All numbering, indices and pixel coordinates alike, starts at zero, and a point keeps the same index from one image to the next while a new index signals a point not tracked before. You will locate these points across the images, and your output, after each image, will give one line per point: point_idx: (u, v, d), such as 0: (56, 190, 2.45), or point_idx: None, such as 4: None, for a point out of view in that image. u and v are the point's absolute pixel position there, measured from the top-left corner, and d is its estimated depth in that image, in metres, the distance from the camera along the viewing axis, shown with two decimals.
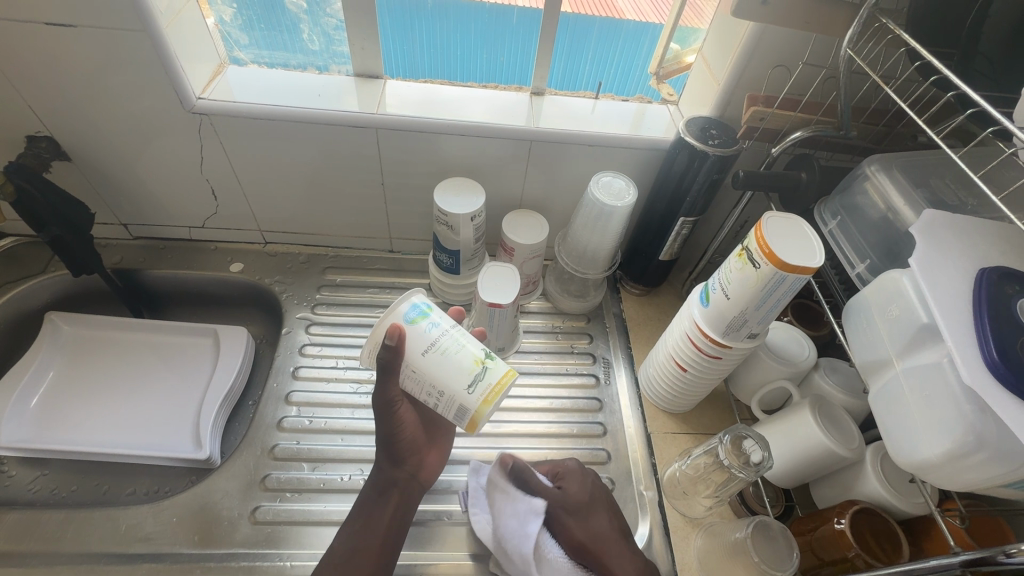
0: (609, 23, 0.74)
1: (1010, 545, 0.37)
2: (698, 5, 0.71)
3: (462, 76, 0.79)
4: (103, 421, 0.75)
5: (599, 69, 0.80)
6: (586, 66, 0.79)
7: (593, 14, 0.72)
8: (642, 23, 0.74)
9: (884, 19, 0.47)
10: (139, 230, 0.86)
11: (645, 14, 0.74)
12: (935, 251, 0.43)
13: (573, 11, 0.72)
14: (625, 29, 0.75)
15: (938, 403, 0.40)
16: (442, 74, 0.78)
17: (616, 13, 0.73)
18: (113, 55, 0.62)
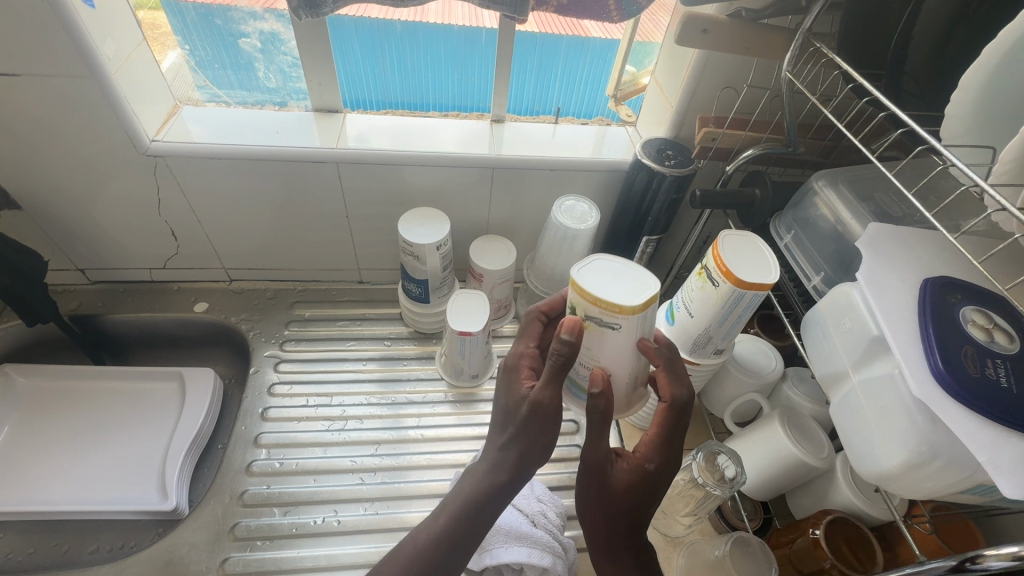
0: (576, 42, 0.72)
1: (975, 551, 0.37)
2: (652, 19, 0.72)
3: (434, 98, 0.78)
4: (62, 476, 0.72)
5: (568, 87, 0.79)
6: (556, 84, 0.79)
7: (560, 33, 0.71)
8: (608, 40, 0.73)
9: (817, 44, 0.49)
10: (97, 274, 0.83)
11: (612, 30, 0.72)
12: (881, 264, 0.44)
13: (541, 31, 0.71)
14: (592, 47, 0.74)
15: (894, 414, 0.41)
16: (414, 97, 0.78)
17: (583, 31, 0.71)
18: (60, 102, 0.61)
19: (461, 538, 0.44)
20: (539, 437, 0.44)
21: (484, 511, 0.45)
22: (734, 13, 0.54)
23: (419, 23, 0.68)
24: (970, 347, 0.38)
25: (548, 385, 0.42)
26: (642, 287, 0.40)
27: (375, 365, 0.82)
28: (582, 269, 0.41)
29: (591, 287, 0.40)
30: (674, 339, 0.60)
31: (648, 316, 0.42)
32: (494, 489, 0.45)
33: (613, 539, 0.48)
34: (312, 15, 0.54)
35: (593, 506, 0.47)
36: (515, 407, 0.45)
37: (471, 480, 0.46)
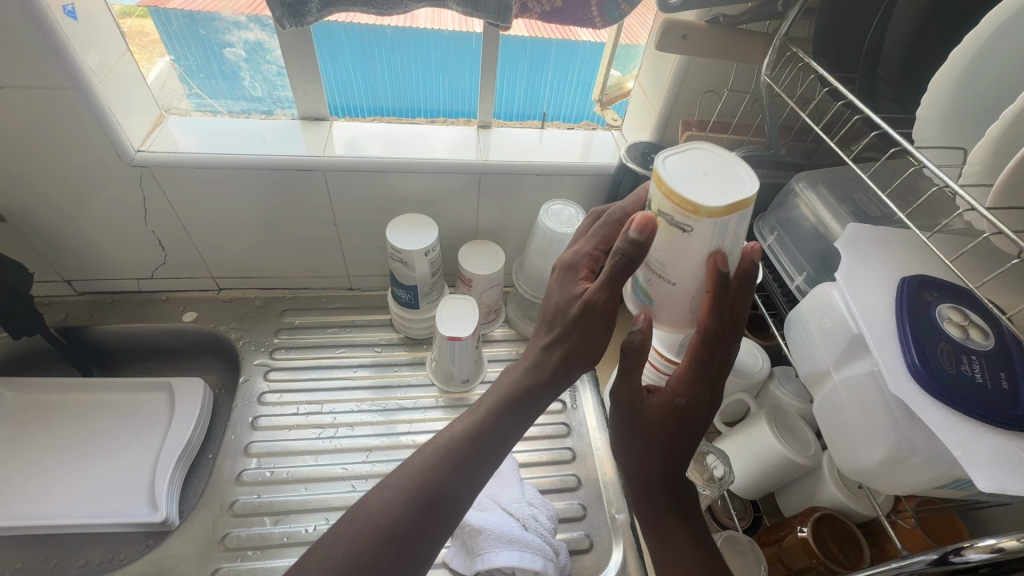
0: (566, 45, 0.72)
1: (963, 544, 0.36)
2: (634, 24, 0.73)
3: (425, 101, 0.79)
4: (50, 489, 0.71)
5: (559, 90, 0.79)
6: (547, 87, 0.79)
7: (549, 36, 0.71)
8: (597, 43, 0.73)
9: (794, 49, 0.50)
10: (84, 285, 0.83)
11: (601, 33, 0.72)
12: (859, 263, 0.45)
13: (531, 35, 0.71)
14: (582, 50, 0.73)
15: (873, 411, 0.42)
16: (406, 99, 0.78)
17: (572, 34, 0.71)
18: (44, 113, 0.60)
19: (489, 438, 0.43)
20: (588, 342, 0.43)
21: (517, 417, 0.44)
22: (712, 19, 0.55)
23: (409, 29, 0.68)
24: (946, 344, 0.39)
25: (606, 287, 0.40)
26: (734, 186, 0.33)
27: (366, 372, 0.82)
28: (666, 157, 0.35)
29: (670, 178, 0.33)
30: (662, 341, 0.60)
31: (736, 229, 0.35)
32: (529, 393, 0.44)
33: (646, 477, 0.47)
34: (296, 25, 0.55)
35: (628, 441, 0.47)
36: (569, 304, 0.44)
37: (506, 384, 0.45)
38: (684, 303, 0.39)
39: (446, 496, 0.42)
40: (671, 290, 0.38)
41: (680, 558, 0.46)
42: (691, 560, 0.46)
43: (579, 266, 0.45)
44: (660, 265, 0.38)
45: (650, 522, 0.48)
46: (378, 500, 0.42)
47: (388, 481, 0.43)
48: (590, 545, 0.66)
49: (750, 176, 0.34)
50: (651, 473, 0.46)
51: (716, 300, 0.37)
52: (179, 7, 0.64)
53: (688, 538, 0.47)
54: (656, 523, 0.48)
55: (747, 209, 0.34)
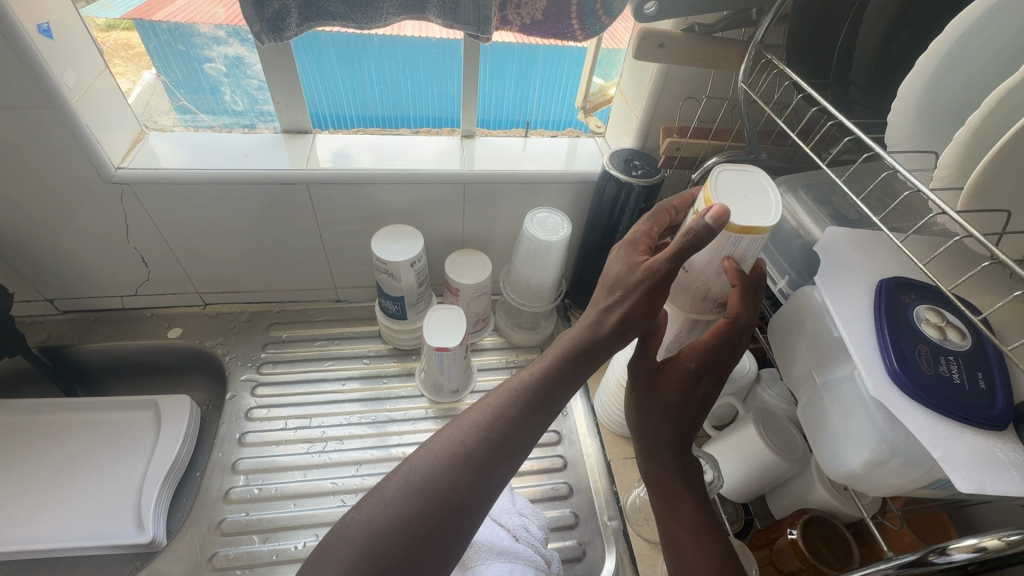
0: (554, 50, 0.72)
1: (943, 543, 0.36)
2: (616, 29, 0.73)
3: (413, 109, 0.78)
4: (34, 513, 0.70)
5: (547, 96, 0.79)
6: (535, 93, 0.79)
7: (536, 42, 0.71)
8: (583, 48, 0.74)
9: (768, 56, 0.50)
10: (66, 303, 0.82)
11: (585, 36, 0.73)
12: (839, 267, 0.46)
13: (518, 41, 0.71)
14: (570, 54, 0.74)
15: (855, 415, 0.42)
16: (394, 108, 0.78)
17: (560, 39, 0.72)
18: (20, 131, 0.60)
19: (515, 423, 0.44)
20: (642, 308, 0.45)
21: (542, 404, 0.45)
22: (688, 28, 0.56)
23: (399, 37, 0.68)
24: (924, 346, 0.40)
25: (671, 258, 0.42)
26: (757, 215, 0.44)
27: (355, 384, 0.81)
28: (721, 176, 0.46)
29: (711, 194, 0.44)
30: None
31: (748, 245, 0.45)
32: (556, 380, 0.45)
33: (655, 442, 0.50)
34: (275, 40, 0.55)
35: (642, 407, 0.50)
36: (629, 272, 0.46)
37: (533, 370, 0.46)
38: (695, 290, 0.51)
39: (470, 482, 0.42)
40: (689, 275, 0.50)
41: (686, 521, 0.49)
42: (695, 517, 0.49)
43: (637, 245, 0.48)
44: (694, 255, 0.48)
45: (659, 488, 0.51)
46: (400, 485, 0.41)
47: (409, 465, 0.43)
48: (583, 553, 0.66)
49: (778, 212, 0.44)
50: (662, 438, 0.50)
51: (738, 290, 0.46)
52: (168, 19, 0.63)
53: (693, 501, 0.50)
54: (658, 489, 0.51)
55: (761, 234, 0.44)
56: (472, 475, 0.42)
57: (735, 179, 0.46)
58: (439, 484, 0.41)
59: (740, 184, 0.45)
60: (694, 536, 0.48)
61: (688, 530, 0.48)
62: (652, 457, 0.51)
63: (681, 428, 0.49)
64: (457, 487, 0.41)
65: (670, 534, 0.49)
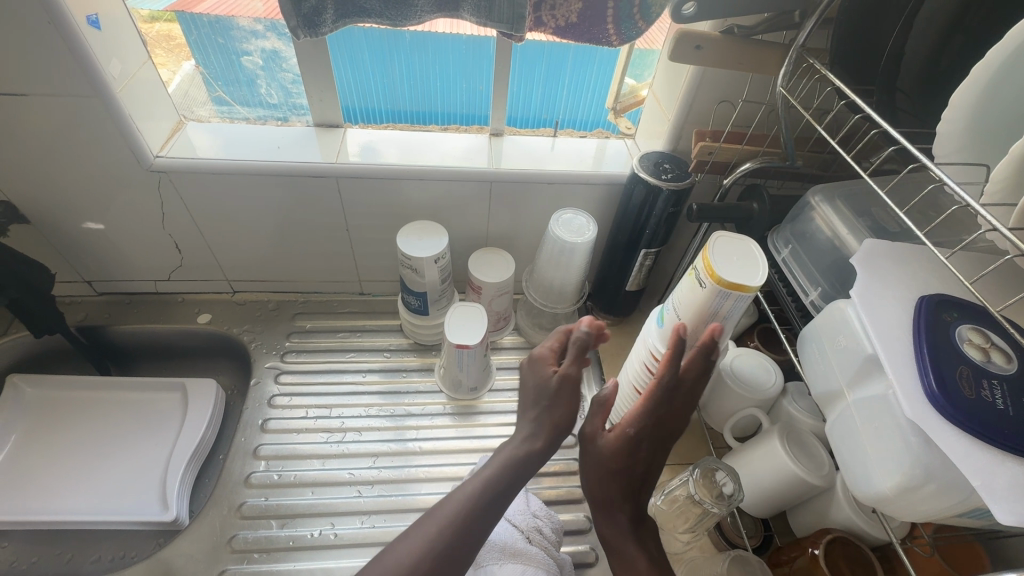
0: (585, 49, 0.72)
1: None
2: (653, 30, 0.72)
3: (439, 105, 0.79)
4: (67, 486, 0.73)
5: (575, 96, 0.79)
6: (563, 93, 0.78)
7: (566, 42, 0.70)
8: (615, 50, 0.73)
9: (810, 59, 0.49)
10: (103, 286, 0.85)
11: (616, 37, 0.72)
12: (877, 281, 0.44)
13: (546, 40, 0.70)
14: (601, 55, 0.73)
15: (888, 435, 0.41)
16: (419, 104, 0.78)
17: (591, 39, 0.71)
18: (67, 119, 0.62)
19: (488, 503, 0.49)
20: (569, 414, 0.53)
21: (509, 483, 0.51)
22: (727, 30, 0.55)
23: (429, 34, 0.68)
24: (964, 367, 0.38)
25: (576, 365, 0.53)
26: (747, 275, 0.50)
27: (375, 376, 0.82)
28: (720, 239, 0.53)
29: (711, 255, 0.51)
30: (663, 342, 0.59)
31: (732, 302, 0.51)
32: (517, 466, 0.52)
33: (608, 501, 0.56)
34: (310, 35, 0.55)
35: (592, 472, 0.56)
36: (551, 391, 0.53)
37: (495, 461, 0.52)
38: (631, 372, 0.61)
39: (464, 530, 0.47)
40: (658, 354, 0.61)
41: (638, 573, 0.54)
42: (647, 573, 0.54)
43: (542, 362, 0.55)
44: (681, 302, 0.55)
45: (611, 546, 0.56)
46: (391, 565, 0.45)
47: (397, 549, 0.47)
48: (595, 559, 0.66)
49: (765, 273, 0.50)
50: (611, 499, 0.55)
51: (670, 354, 0.49)
52: (209, 10, 0.65)
53: (644, 557, 0.54)
54: (610, 548, 0.56)
55: (747, 293, 0.50)
56: (455, 550, 0.46)
57: (731, 243, 0.53)
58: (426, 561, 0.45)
59: (735, 249, 0.52)
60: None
61: None
62: (602, 514, 0.57)
63: (625, 489, 0.55)
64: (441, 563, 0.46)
65: None
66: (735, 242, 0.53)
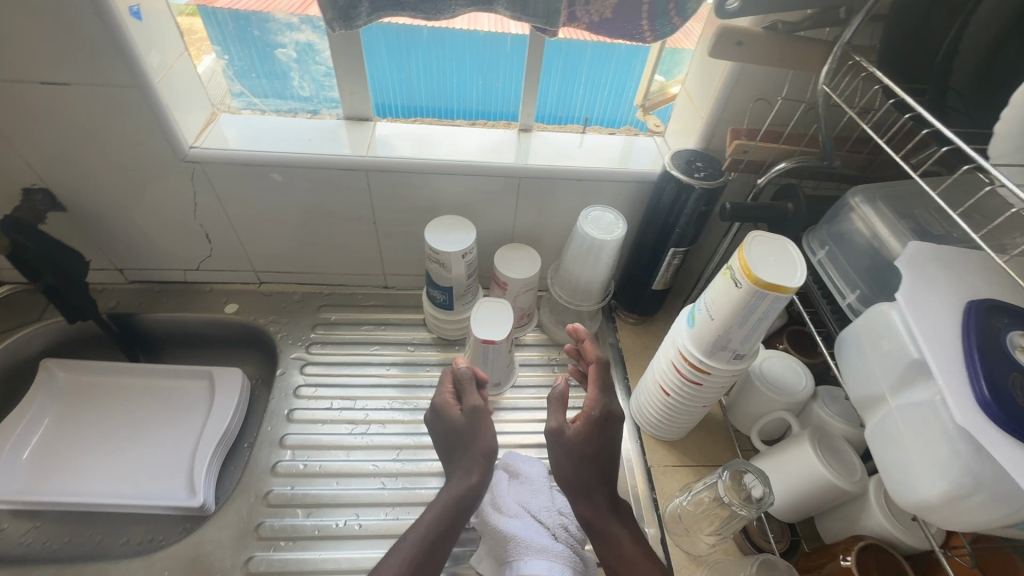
0: (602, 47, 0.71)
1: None
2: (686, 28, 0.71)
3: (456, 102, 0.79)
4: (99, 469, 0.75)
5: (592, 94, 0.78)
6: (580, 91, 0.78)
7: (584, 39, 0.70)
8: (634, 47, 0.72)
9: (857, 57, 0.49)
10: (134, 274, 0.86)
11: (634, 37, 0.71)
12: (923, 285, 0.43)
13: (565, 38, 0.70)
14: (617, 53, 0.72)
15: (935, 442, 0.40)
16: (436, 100, 0.78)
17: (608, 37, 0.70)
18: (107, 109, 0.63)
19: (439, 540, 0.57)
20: (490, 440, 0.62)
21: (457, 516, 0.59)
22: (769, 25, 0.54)
23: (446, 30, 0.68)
24: (1017, 374, 0.37)
25: (480, 404, 0.64)
26: (787, 275, 0.49)
27: (398, 370, 0.83)
28: (757, 238, 0.52)
29: (748, 254, 0.50)
30: (693, 343, 0.59)
31: (768, 303, 0.50)
32: (461, 500, 0.59)
33: (588, 485, 0.59)
34: (346, 28, 0.56)
35: (568, 460, 0.59)
36: (468, 424, 0.63)
37: (438, 503, 0.59)
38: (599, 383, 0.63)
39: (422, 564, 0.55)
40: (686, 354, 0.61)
41: (626, 553, 0.57)
42: (633, 550, 0.57)
43: (446, 405, 0.65)
44: (715, 302, 0.55)
45: (598, 530, 0.58)
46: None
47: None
48: None
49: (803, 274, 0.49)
50: (591, 482, 0.59)
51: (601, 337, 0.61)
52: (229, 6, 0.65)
53: (630, 534, 0.58)
54: (599, 536, 0.58)
55: (784, 294, 0.49)
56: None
57: (768, 241, 0.52)
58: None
59: (773, 248, 0.51)
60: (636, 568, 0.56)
61: (634, 561, 0.57)
62: (582, 502, 0.59)
63: (593, 476, 0.59)
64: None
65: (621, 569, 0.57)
66: (772, 241, 0.52)
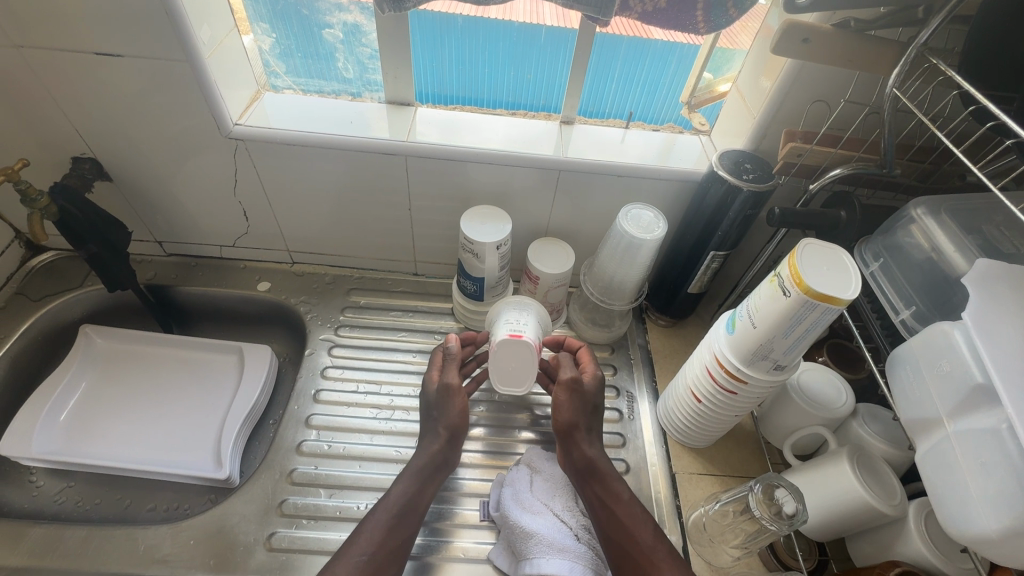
0: (636, 42, 0.69)
1: None
2: (732, 32, 0.69)
3: (487, 92, 0.77)
4: (132, 435, 0.76)
5: (624, 89, 0.76)
6: (611, 86, 0.76)
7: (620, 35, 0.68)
8: (670, 44, 0.69)
9: (933, 60, 0.46)
10: (172, 247, 0.88)
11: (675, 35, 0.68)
12: (994, 306, 0.41)
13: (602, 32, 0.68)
14: (653, 49, 0.70)
15: (997, 471, 0.38)
16: (467, 90, 0.77)
17: (645, 33, 0.68)
18: (157, 82, 0.64)
19: (409, 506, 0.60)
20: (457, 416, 0.67)
21: (424, 483, 0.63)
22: (838, 23, 0.51)
23: (480, 19, 0.67)
24: None
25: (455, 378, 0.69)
26: (840, 286, 0.46)
27: (424, 358, 0.83)
28: (809, 245, 0.49)
29: (800, 262, 0.48)
30: (732, 350, 0.57)
31: (811, 317, 0.48)
32: (425, 468, 0.63)
33: (589, 427, 0.66)
34: (395, 9, 0.54)
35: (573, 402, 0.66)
36: (438, 399, 0.68)
37: (405, 474, 0.63)
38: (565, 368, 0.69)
39: (393, 528, 0.58)
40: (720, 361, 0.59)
41: (622, 498, 0.61)
42: (630, 497, 0.61)
43: (428, 380, 0.69)
44: (759, 310, 0.53)
45: (600, 472, 0.63)
46: (351, 565, 0.54)
47: (347, 552, 0.55)
48: None
49: (858, 284, 0.47)
50: (588, 424, 0.66)
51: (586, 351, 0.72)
52: None
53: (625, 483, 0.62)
54: (596, 476, 0.62)
55: (836, 306, 0.47)
56: (395, 547, 0.57)
57: (820, 250, 0.49)
58: (374, 558, 0.55)
59: (826, 257, 0.49)
60: (632, 508, 0.60)
61: (633, 508, 0.60)
62: (582, 443, 0.64)
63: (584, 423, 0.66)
64: (384, 560, 0.56)
65: (624, 517, 0.59)
66: (824, 252, 0.49)
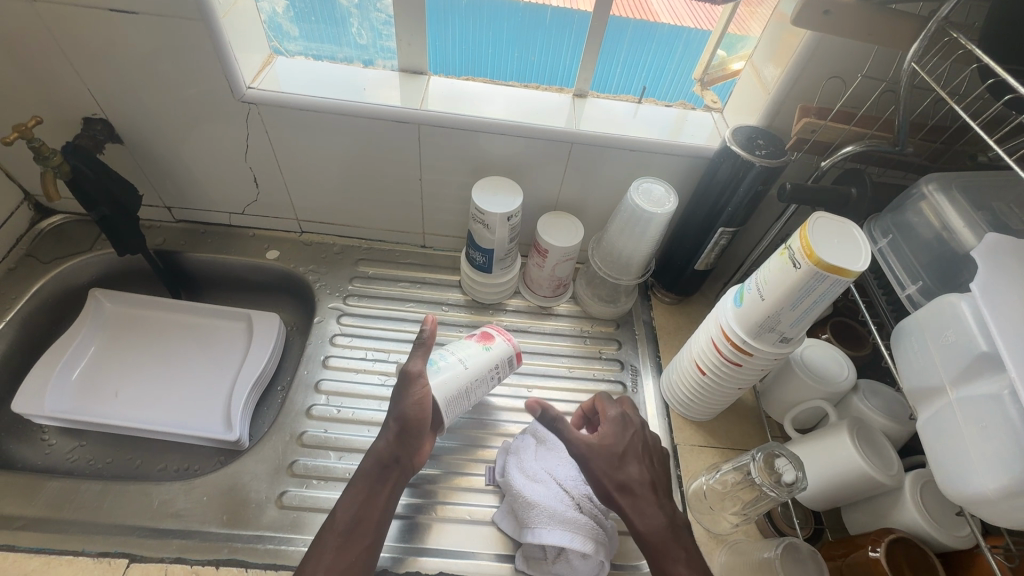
0: (643, 27, 0.70)
1: None
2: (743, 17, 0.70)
3: (490, 72, 0.77)
4: (141, 398, 0.77)
5: (630, 74, 0.76)
6: (617, 70, 0.76)
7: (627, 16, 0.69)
8: (678, 28, 0.70)
9: (954, 33, 0.46)
10: (181, 213, 0.88)
11: (681, 18, 0.70)
12: (1004, 277, 0.42)
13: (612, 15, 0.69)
14: (658, 34, 0.71)
15: (997, 436, 0.40)
16: (475, 71, 0.77)
17: (650, 15, 0.70)
18: (171, 41, 0.63)
19: (359, 516, 0.57)
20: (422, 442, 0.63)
21: (376, 486, 0.59)
22: None
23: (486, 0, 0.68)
24: None
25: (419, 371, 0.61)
26: (851, 259, 0.47)
27: None
28: (822, 219, 0.50)
29: (810, 233, 0.49)
30: (739, 322, 0.58)
31: (815, 290, 0.50)
32: (374, 474, 0.60)
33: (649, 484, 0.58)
34: None
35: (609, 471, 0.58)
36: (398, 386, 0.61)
37: (358, 477, 0.60)
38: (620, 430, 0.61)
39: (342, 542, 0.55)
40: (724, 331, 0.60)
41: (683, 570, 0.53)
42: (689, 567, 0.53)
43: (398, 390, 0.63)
44: (767, 284, 0.54)
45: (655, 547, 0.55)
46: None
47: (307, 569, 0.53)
48: None
49: (868, 256, 0.48)
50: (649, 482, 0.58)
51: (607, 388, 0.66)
52: None
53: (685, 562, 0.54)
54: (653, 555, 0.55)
55: (846, 278, 0.47)
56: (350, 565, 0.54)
57: (829, 226, 0.50)
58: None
59: (837, 233, 0.49)
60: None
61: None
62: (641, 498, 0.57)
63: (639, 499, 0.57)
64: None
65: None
66: (828, 231, 0.49)
